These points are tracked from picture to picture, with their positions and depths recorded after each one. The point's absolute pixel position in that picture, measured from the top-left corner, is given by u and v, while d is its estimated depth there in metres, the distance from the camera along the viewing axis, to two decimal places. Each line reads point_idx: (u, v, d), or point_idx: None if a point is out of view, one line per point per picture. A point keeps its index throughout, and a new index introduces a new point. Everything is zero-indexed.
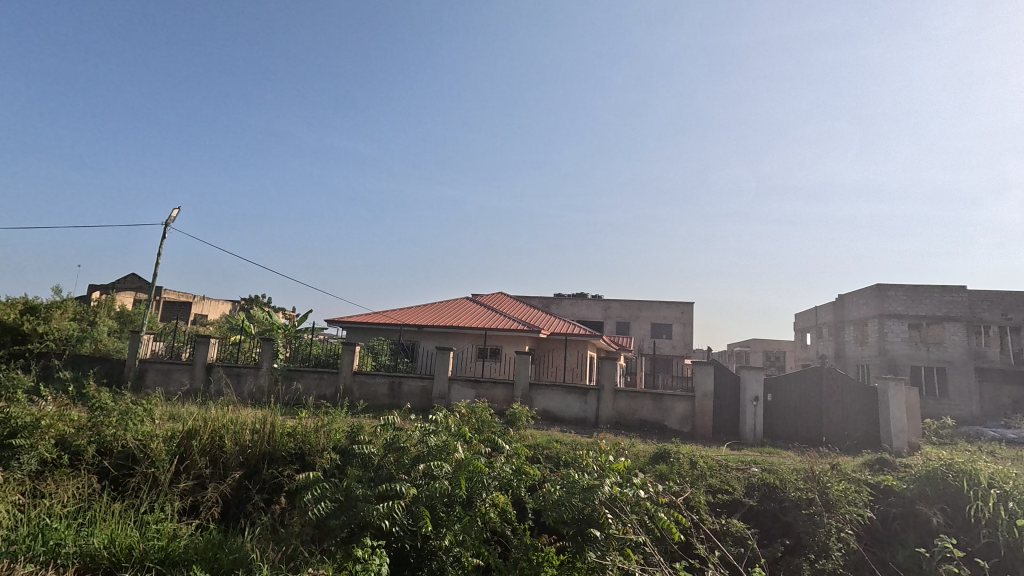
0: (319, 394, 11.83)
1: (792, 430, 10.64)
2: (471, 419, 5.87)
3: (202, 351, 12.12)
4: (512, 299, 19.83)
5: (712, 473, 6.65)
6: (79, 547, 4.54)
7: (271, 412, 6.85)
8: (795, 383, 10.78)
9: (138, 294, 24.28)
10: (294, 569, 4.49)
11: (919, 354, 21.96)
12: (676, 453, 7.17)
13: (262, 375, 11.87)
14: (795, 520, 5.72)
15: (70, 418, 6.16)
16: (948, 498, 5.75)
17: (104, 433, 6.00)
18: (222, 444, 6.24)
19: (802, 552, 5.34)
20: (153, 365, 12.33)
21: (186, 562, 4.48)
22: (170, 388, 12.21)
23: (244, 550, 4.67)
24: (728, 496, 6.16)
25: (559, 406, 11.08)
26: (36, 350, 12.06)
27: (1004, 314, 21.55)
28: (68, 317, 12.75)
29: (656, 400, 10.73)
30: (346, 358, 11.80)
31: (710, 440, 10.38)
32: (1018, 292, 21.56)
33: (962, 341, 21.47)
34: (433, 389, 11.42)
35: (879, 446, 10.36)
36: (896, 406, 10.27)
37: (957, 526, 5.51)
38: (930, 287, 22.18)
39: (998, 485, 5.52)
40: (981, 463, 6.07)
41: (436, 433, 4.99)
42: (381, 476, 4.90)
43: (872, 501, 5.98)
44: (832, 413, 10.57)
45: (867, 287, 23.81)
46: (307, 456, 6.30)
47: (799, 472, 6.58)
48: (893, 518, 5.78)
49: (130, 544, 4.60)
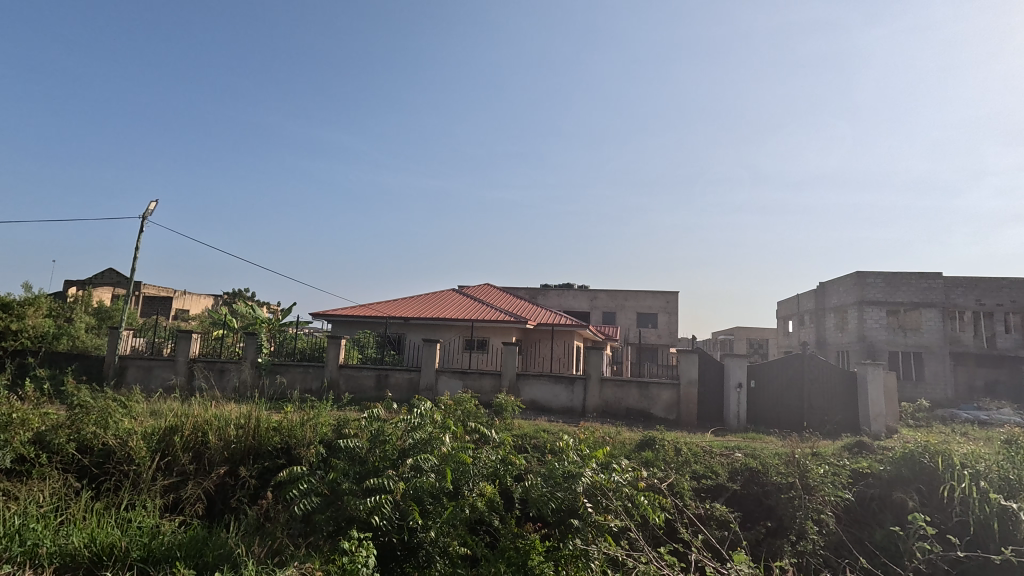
0: (304, 389, 11.74)
1: (774, 416, 10.83)
2: (457, 410, 5.87)
3: (184, 346, 11.95)
4: (498, 290, 19.85)
5: (697, 459, 6.76)
6: (58, 548, 4.47)
7: (255, 407, 6.79)
8: (777, 370, 10.96)
9: (118, 290, 23.84)
10: (281, 564, 4.47)
11: (897, 339, 22.43)
12: (661, 440, 7.25)
13: (246, 369, 11.76)
14: (778, 503, 5.86)
15: (46, 416, 6.03)
16: (924, 479, 5.88)
17: (83, 430, 5.87)
18: (206, 439, 6.18)
19: (784, 534, 5.51)
20: (133, 362, 12.07)
21: (169, 559, 4.44)
22: (152, 384, 11.99)
23: (229, 546, 4.65)
24: (712, 482, 6.28)
25: (546, 396, 11.15)
26: (11, 347, 11.69)
27: (978, 299, 22.15)
28: (43, 314, 12.52)
29: (642, 389, 10.84)
30: (332, 352, 11.68)
31: (695, 427, 10.53)
32: (990, 277, 22.19)
33: (939, 326, 21.97)
34: (421, 381, 11.41)
35: (858, 429, 10.58)
36: (875, 391, 10.43)
37: (932, 506, 5.64)
38: (907, 273, 22.63)
39: (971, 465, 5.65)
40: (954, 444, 6.21)
41: (422, 426, 5.06)
42: (368, 469, 4.90)
43: (850, 484, 6.15)
44: (813, 397, 10.79)
45: (847, 275, 24.21)
46: (293, 451, 6.26)
47: (781, 456, 6.72)
48: (870, 500, 5.95)
49: (112, 542, 4.55)
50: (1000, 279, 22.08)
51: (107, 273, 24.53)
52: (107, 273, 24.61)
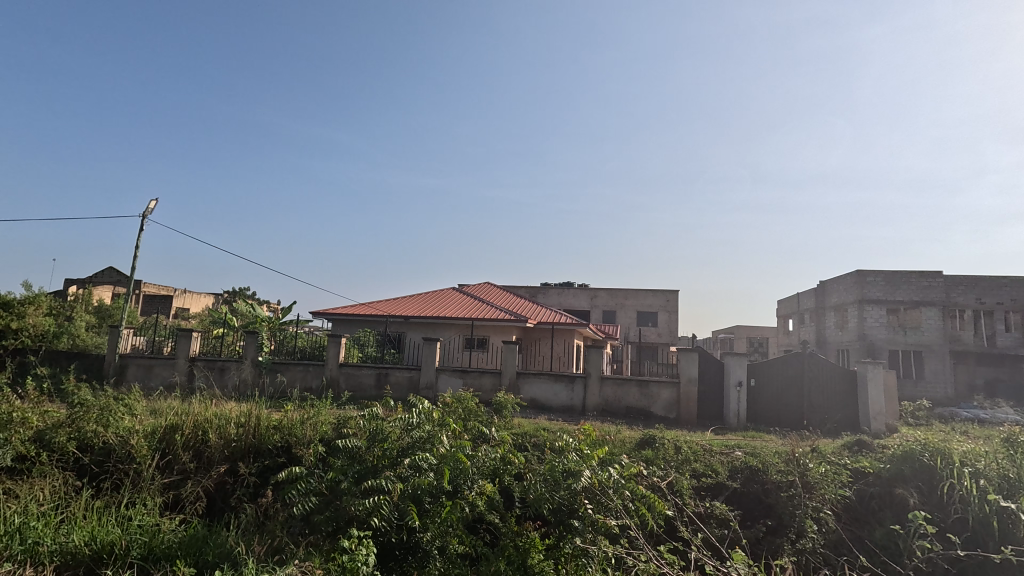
0: (304, 387, 11.76)
1: (774, 414, 10.83)
2: (457, 408, 5.87)
3: (184, 344, 11.95)
4: (498, 289, 19.84)
5: (697, 457, 6.76)
6: (58, 546, 4.47)
7: (255, 405, 6.79)
8: (777, 368, 10.96)
9: (118, 288, 23.84)
10: (281, 562, 4.48)
11: (897, 338, 22.44)
12: (661, 438, 7.26)
13: (246, 368, 11.76)
14: (777, 501, 5.86)
15: (47, 414, 6.04)
16: (923, 477, 5.88)
17: (83, 429, 5.88)
18: (206, 438, 6.19)
19: (784, 532, 5.52)
20: (133, 360, 12.07)
21: (169, 557, 4.44)
22: (152, 382, 11.99)
23: (229, 545, 4.66)
24: (712, 480, 6.29)
25: (546, 394, 11.15)
26: (11, 346, 11.71)
27: (978, 298, 22.12)
28: (43, 312, 12.47)
29: (642, 387, 10.85)
30: (332, 350, 11.68)
31: (695, 425, 10.54)
32: (990, 276, 22.17)
33: (939, 325, 21.97)
34: (420, 379, 11.41)
35: (858, 428, 10.58)
36: (875, 389, 10.43)
37: (932, 504, 5.63)
38: (907, 272, 22.61)
39: (971, 463, 5.67)
40: (955, 443, 6.23)
41: (420, 425, 5.06)
42: (367, 469, 4.90)
43: (850, 482, 6.15)
44: (812, 396, 10.79)
45: (847, 274, 24.20)
46: (293, 449, 6.28)
47: (781, 454, 6.73)
48: (870, 498, 5.95)
49: (112, 540, 4.56)
50: (1000, 277, 22.05)
51: (107, 271, 24.58)
52: (107, 271, 24.66)
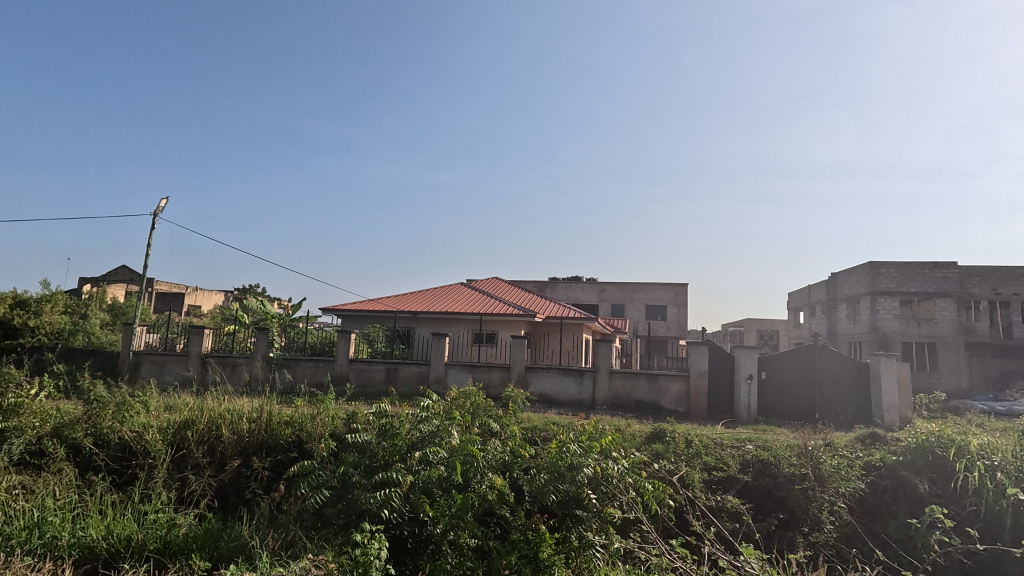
0: (314, 382, 11.84)
1: (785, 408, 10.75)
2: (465, 403, 5.87)
3: (196, 341, 12.04)
4: (506, 283, 19.88)
5: (707, 451, 6.72)
6: (77, 539, 4.54)
7: (267, 401, 6.86)
8: (787, 361, 10.90)
9: (131, 286, 24.11)
10: (294, 556, 4.59)
11: (910, 329, 22.20)
12: (672, 432, 7.25)
13: (257, 364, 11.86)
14: (789, 494, 5.82)
15: (65, 411, 6.20)
16: (936, 469, 5.84)
17: (100, 425, 6.00)
18: (220, 433, 6.26)
19: (796, 526, 5.49)
20: (147, 357, 12.23)
21: (185, 551, 4.51)
22: (166, 378, 12.13)
23: (243, 538, 4.73)
24: (723, 473, 6.23)
25: (555, 388, 11.15)
26: (28, 344, 11.91)
27: (994, 289, 21.82)
28: (59, 311, 12.63)
29: (651, 380, 10.82)
30: (342, 346, 11.76)
31: (705, 419, 10.49)
32: (1007, 267, 21.83)
33: (953, 316, 21.71)
34: (430, 374, 11.44)
35: (870, 420, 10.48)
36: (888, 381, 10.29)
37: (946, 496, 5.60)
38: (921, 263, 22.31)
39: (986, 456, 5.60)
40: (970, 435, 6.12)
41: (428, 419, 5.05)
42: (377, 463, 4.91)
43: (863, 474, 6.07)
44: (824, 389, 10.70)
45: (859, 266, 23.90)
46: (305, 444, 6.34)
47: (793, 448, 6.66)
48: (883, 491, 5.90)
49: (129, 535, 4.62)
50: (1016, 268, 21.73)
51: (120, 269, 24.93)
52: (120, 269, 25.02)
